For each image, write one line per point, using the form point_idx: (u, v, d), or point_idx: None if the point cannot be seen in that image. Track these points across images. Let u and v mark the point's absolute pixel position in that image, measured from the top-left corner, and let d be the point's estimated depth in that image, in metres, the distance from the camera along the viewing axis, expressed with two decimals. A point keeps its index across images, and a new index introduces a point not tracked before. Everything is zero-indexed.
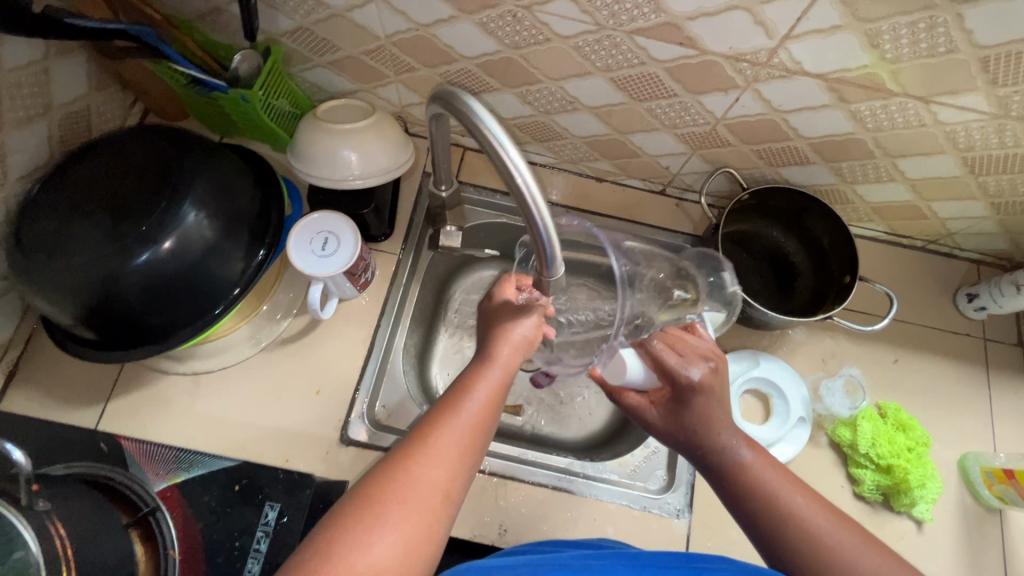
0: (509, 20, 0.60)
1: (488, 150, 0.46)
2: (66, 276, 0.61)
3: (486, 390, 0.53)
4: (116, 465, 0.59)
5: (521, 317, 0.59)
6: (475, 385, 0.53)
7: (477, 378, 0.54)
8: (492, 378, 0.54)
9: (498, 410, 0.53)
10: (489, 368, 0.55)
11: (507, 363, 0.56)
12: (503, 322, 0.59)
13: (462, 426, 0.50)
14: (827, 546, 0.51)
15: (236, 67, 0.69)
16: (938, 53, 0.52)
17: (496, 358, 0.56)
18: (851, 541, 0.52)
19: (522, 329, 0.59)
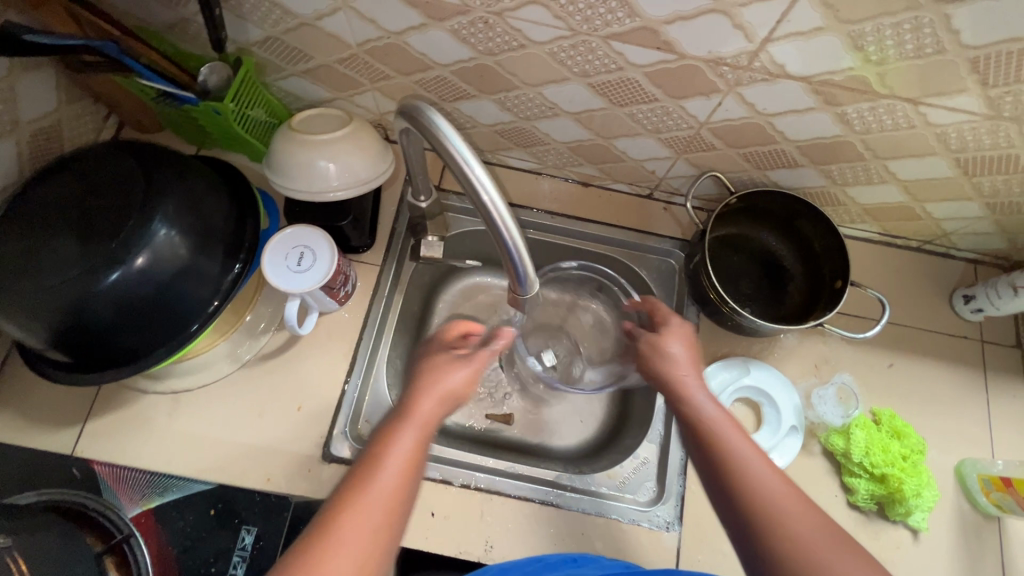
0: (481, 26, 0.58)
1: (455, 168, 0.45)
2: (33, 299, 0.59)
3: (400, 462, 0.51)
4: (90, 491, 0.66)
5: (452, 369, 0.58)
6: (387, 456, 0.51)
7: (391, 447, 0.51)
8: (409, 442, 0.52)
9: (417, 469, 0.51)
10: (409, 426, 0.53)
11: (428, 425, 0.54)
12: (435, 372, 0.58)
13: (376, 508, 0.48)
14: (776, 535, 0.49)
15: (203, 79, 0.68)
16: (925, 54, 0.50)
17: (415, 419, 0.54)
18: (804, 536, 0.49)
19: (453, 379, 0.58)
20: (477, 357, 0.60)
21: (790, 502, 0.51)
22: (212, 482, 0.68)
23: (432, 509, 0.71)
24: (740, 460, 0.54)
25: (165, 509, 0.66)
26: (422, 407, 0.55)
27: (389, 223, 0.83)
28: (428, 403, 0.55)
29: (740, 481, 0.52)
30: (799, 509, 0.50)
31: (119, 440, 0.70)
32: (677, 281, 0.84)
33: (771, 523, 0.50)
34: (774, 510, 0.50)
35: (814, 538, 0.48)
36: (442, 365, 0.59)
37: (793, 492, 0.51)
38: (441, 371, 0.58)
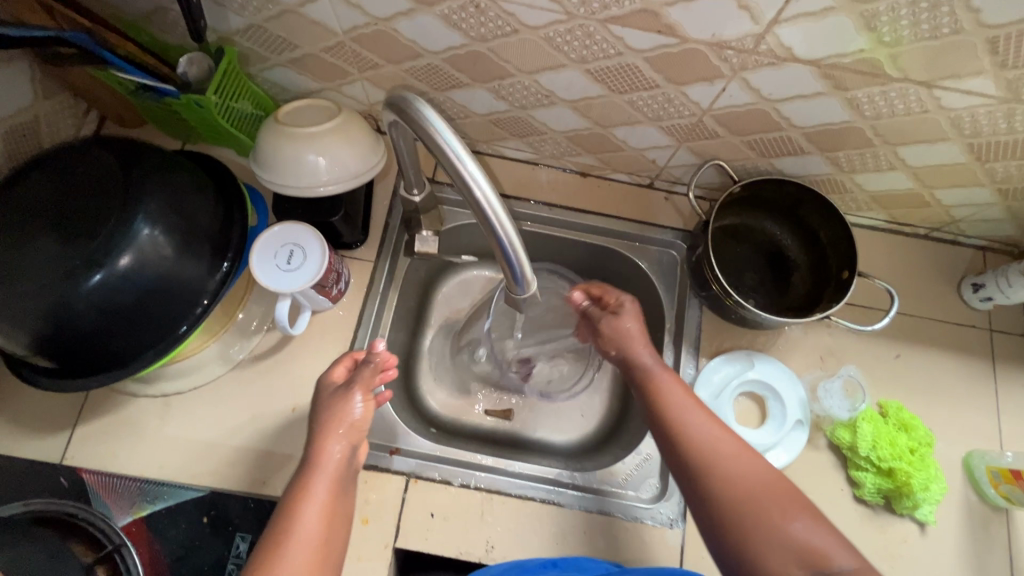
0: (472, 11, 0.55)
1: (446, 164, 0.43)
2: (13, 304, 0.57)
3: (318, 509, 0.54)
4: (80, 500, 0.65)
5: (343, 404, 0.59)
6: (304, 508, 0.54)
7: (304, 502, 0.54)
8: (320, 492, 0.55)
9: (334, 517, 0.55)
10: (315, 479, 0.56)
11: (336, 468, 0.57)
12: (327, 413, 0.59)
13: (303, 555, 0.52)
14: (729, 493, 0.56)
15: (184, 70, 0.65)
16: (941, 34, 0.48)
17: (325, 466, 0.57)
18: (750, 485, 0.56)
19: (350, 416, 0.59)
20: (363, 385, 0.61)
21: (733, 459, 0.57)
22: (205, 488, 0.67)
23: (431, 510, 0.70)
24: (688, 422, 0.60)
25: (157, 518, 0.65)
26: (329, 451, 0.57)
27: (382, 218, 0.81)
28: (333, 445, 0.58)
29: (690, 445, 0.59)
30: (743, 463, 0.57)
31: (109, 446, 0.68)
32: (679, 273, 0.81)
33: (721, 477, 0.57)
34: (723, 466, 0.57)
35: (756, 487, 0.55)
36: (336, 403, 0.59)
37: (740, 450, 0.58)
38: (338, 412, 0.59)
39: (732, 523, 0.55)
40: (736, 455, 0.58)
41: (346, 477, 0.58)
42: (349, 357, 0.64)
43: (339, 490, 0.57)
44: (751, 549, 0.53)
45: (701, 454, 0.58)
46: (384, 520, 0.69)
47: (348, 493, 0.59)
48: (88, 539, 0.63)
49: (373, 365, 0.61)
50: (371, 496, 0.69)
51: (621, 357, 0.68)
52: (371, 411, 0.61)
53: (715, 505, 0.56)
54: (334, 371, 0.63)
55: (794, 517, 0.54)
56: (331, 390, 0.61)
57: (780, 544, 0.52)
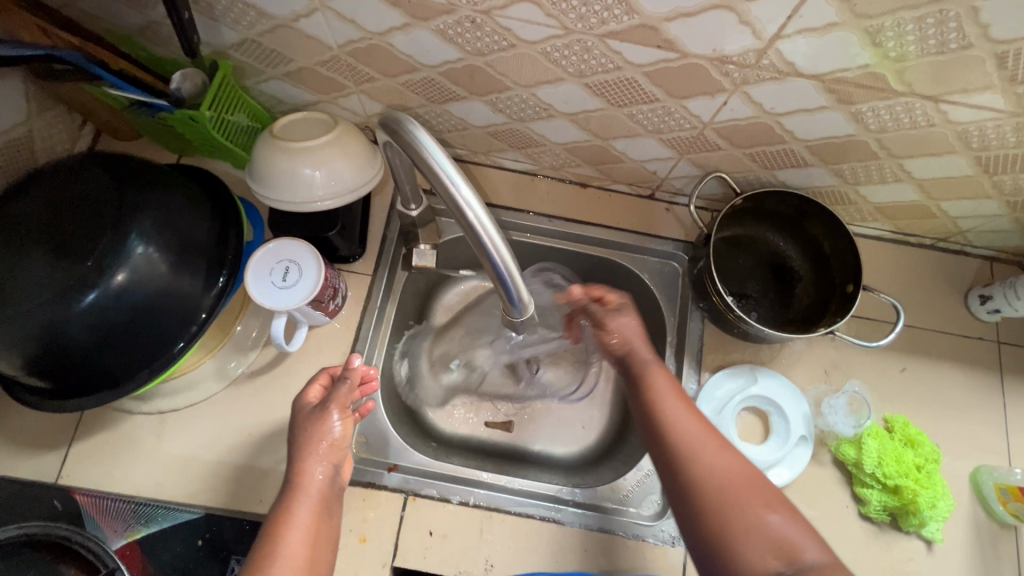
0: (468, 26, 0.54)
1: (439, 186, 0.42)
2: (6, 326, 0.56)
3: (301, 532, 0.54)
4: (72, 524, 0.64)
5: (320, 424, 0.59)
6: (290, 529, 0.54)
7: (289, 525, 0.54)
8: (304, 515, 0.55)
9: (319, 539, 0.55)
10: (298, 504, 0.56)
11: (320, 489, 0.57)
12: (304, 435, 0.59)
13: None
14: (709, 485, 0.54)
15: (177, 86, 0.64)
16: (949, 49, 0.46)
17: (308, 489, 0.57)
18: (731, 475, 0.55)
19: (329, 436, 0.59)
20: (340, 402, 0.60)
21: (712, 450, 0.57)
22: (201, 510, 0.66)
23: (430, 528, 0.69)
24: (670, 415, 0.60)
25: (152, 540, 0.64)
26: (311, 473, 0.57)
27: (379, 231, 0.80)
28: (315, 467, 0.58)
29: (671, 436, 0.59)
30: (721, 455, 0.56)
31: (104, 464, 0.67)
32: (680, 285, 0.80)
33: (698, 467, 0.56)
34: (702, 456, 0.56)
35: (734, 476, 0.55)
36: (312, 423, 0.59)
37: (722, 442, 0.57)
38: (317, 432, 0.59)
39: (710, 513, 0.53)
40: (716, 446, 0.57)
41: (331, 498, 0.58)
42: (325, 376, 0.63)
43: (322, 512, 0.57)
44: (727, 540, 0.52)
45: (681, 443, 0.58)
46: (383, 538, 0.68)
47: (334, 514, 0.59)
48: (84, 563, 0.63)
49: (348, 381, 0.61)
50: (369, 513, 0.69)
51: (620, 355, 0.68)
52: (350, 429, 0.61)
53: (692, 493, 0.55)
54: (310, 391, 0.62)
55: (770, 508, 0.53)
56: (306, 411, 0.61)
57: (755, 534, 0.51)
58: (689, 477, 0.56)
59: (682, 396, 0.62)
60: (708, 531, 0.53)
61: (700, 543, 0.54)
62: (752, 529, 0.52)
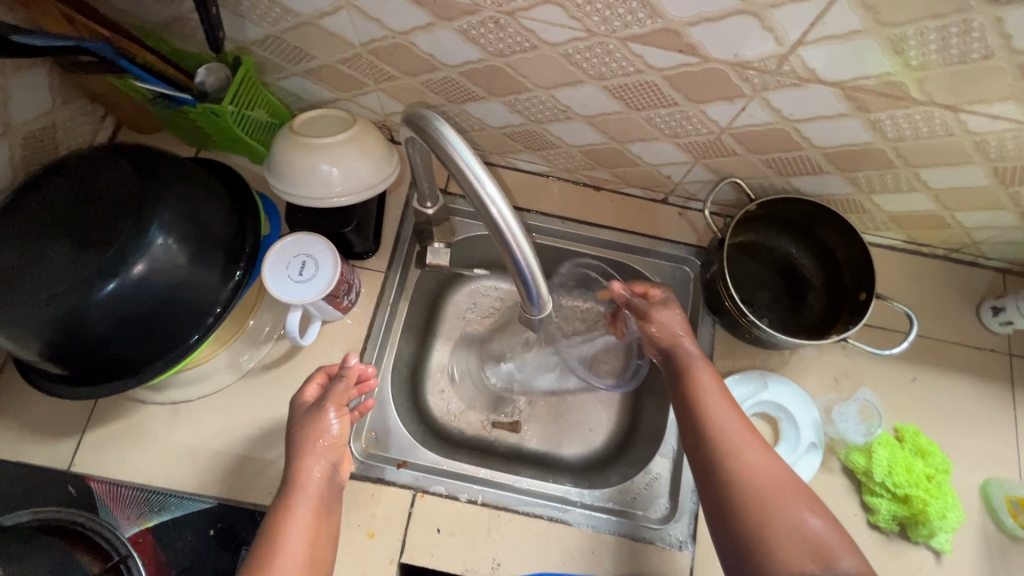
0: (491, 27, 0.54)
1: (463, 182, 0.42)
2: (27, 311, 0.57)
3: (301, 529, 0.55)
4: (87, 509, 0.64)
5: (315, 425, 0.59)
6: (290, 528, 0.55)
7: (288, 523, 0.55)
8: (303, 513, 0.56)
9: (321, 537, 0.56)
10: (299, 500, 0.57)
11: (318, 486, 0.58)
12: (301, 434, 0.59)
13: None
14: (748, 482, 0.55)
15: (202, 79, 0.66)
16: (970, 59, 0.47)
17: (307, 486, 0.57)
18: (774, 474, 0.56)
19: (327, 435, 0.59)
20: (336, 401, 0.60)
21: (758, 452, 0.57)
22: (213, 499, 0.66)
23: (437, 525, 0.69)
24: (716, 416, 0.60)
25: (164, 528, 0.64)
26: (309, 470, 0.58)
27: (394, 229, 0.81)
28: (313, 464, 0.58)
29: (714, 436, 0.59)
30: (765, 456, 0.57)
31: (117, 453, 0.68)
32: (691, 289, 0.80)
33: (741, 467, 0.56)
34: (746, 457, 0.57)
35: (780, 480, 0.55)
36: (309, 422, 0.59)
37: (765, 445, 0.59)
38: (315, 430, 0.59)
39: (746, 507, 0.54)
40: (760, 449, 0.58)
41: (330, 495, 0.59)
42: (322, 375, 0.63)
43: (323, 510, 0.58)
44: (765, 540, 0.52)
45: (724, 443, 0.58)
46: (390, 535, 0.68)
47: (334, 511, 0.59)
48: (95, 549, 0.63)
49: (346, 379, 0.61)
50: (377, 509, 0.69)
51: (665, 348, 0.67)
52: (348, 426, 0.61)
53: (732, 490, 0.56)
54: (306, 390, 0.62)
55: (812, 512, 0.54)
56: (304, 410, 0.61)
57: (795, 535, 0.52)
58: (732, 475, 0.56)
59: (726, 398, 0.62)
60: (749, 530, 0.53)
61: (739, 543, 0.54)
62: (796, 530, 0.52)
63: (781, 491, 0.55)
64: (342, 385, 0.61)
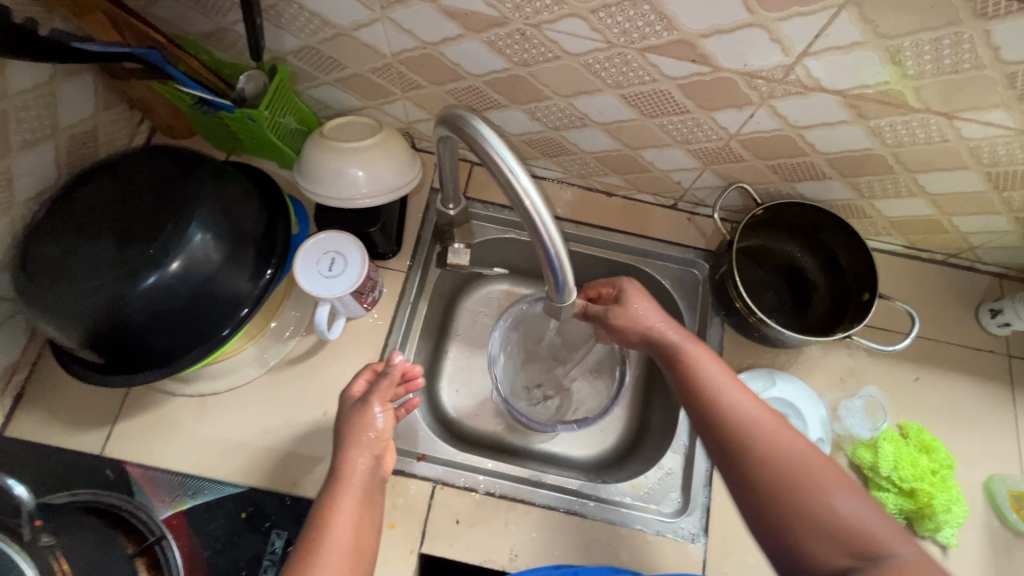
0: (517, 38, 0.59)
1: (499, 176, 0.45)
2: (72, 300, 0.60)
3: (345, 521, 0.56)
4: (123, 492, 0.66)
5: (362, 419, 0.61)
6: (333, 519, 0.56)
7: (334, 514, 0.56)
8: (347, 503, 0.57)
9: (365, 526, 0.57)
10: (345, 489, 0.58)
11: (362, 478, 0.59)
12: (348, 428, 0.62)
13: (335, 565, 0.54)
14: (775, 468, 0.52)
15: (242, 87, 0.69)
16: (962, 69, 0.51)
17: (352, 478, 0.59)
18: (800, 459, 0.52)
19: (372, 427, 0.61)
20: (380, 396, 0.63)
21: (778, 436, 0.54)
22: (244, 484, 0.68)
23: (456, 517, 0.71)
24: (728, 405, 0.57)
25: (197, 512, 0.66)
26: (353, 463, 0.60)
27: (414, 231, 0.84)
28: (356, 457, 0.60)
29: (727, 425, 0.56)
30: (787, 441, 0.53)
31: (147, 442, 0.70)
32: (700, 291, 0.84)
33: (762, 458, 0.53)
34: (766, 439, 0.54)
35: (803, 463, 0.52)
36: (356, 416, 0.62)
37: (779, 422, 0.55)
38: (361, 424, 0.61)
39: (773, 499, 0.51)
40: (779, 429, 0.54)
41: (374, 487, 0.60)
42: (369, 370, 0.66)
43: (369, 502, 0.59)
44: (797, 534, 0.49)
45: (738, 429, 0.55)
46: (411, 525, 0.70)
47: (377, 503, 0.61)
48: (129, 530, 0.64)
49: (391, 377, 0.64)
50: (399, 500, 0.71)
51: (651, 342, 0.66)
52: (392, 421, 0.63)
53: (752, 480, 0.53)
54: (355, 385, 0.65)
55: (844, 497, 0.50)
56: (351, 404, 0.64)
57: (830, 525, 0.49)
58: (752, 465, 0.53)
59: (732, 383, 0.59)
60: (777, 521, 0.50)
61: (770, 538, 0.51)
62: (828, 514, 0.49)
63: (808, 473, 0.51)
64: (388, 384, 0.63)
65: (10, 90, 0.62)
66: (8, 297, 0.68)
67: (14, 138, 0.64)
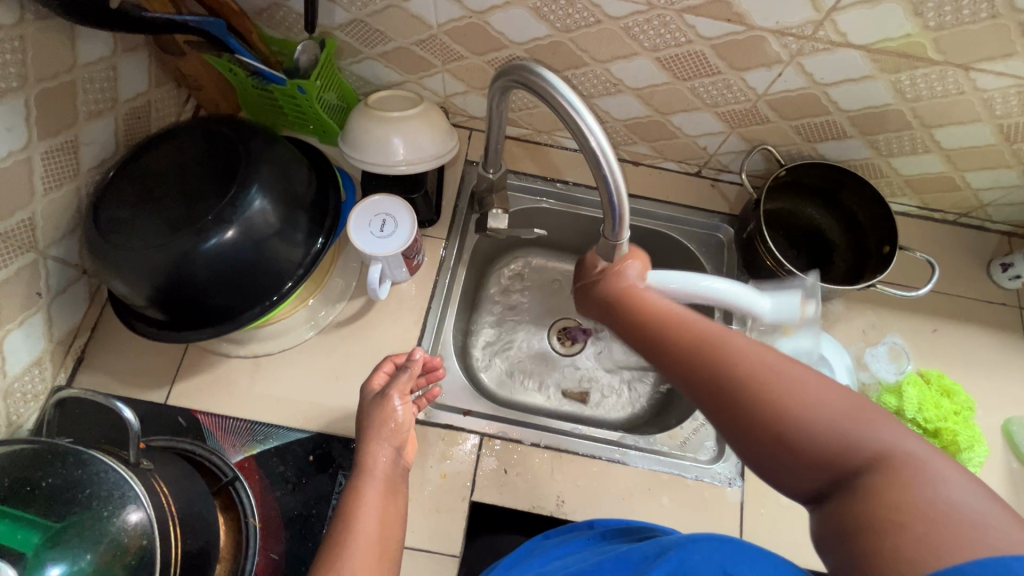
0: (562, 3, 0.63)
1: (564, 118, 0.49)
2: (142, 257, 0.63)
3: (372, 509, 0.57)
4: (196, 437, 0.70)
5: (381, 412, 0.62)
6: (358, 508, 0.56)
7: (359, 502, 0.57)
8: (374, 494, 0.58)
9: (390, 517, 0.58)
10: (367, 483, 0.58)
11: (384, 470, 0.60)
12: (367, 425, 0.62)
13: (366, 552, 0.53)
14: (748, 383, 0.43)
15: (298, 57, 0.73)
16: (979, 19, 0.55)
17: (374, 471, 0.60)
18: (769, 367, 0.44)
19: (390, 420, 0.62)
20: (399, 389, 0.64)
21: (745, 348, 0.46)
22: (307, 432, 0.71)
23: (505, 467, 0.74)
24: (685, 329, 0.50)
25: (266, 456, 0.69)
26: (376, 456, 0.60)
27: (452, 201, 0.87)
28: (379, 450, 0.61)
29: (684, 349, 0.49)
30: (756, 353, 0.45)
31: (207, 400, 0.73)
32: (726, 253, 0.87)
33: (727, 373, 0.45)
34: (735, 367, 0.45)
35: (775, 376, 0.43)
36: (375, 410, 0.62)
37: (749, 339, 0.47)
38: (382, 416, 0.62)
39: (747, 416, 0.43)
40: (750, 348, 0.46)
41: (396, 479, 0.61)
42: (388, 364, 0.67)
43: (392, 494, 0.60)
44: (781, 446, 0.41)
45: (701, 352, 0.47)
46: (461, 475, 0.73)
47: (400, 493, 0.61)
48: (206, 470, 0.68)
49: (409, 371, 0.65)
50: (449, 450, 0.74)
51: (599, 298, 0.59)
52: (411, 414, 0.64)
53: (722, 415, 0.45)
54: (374, 379, 0.66)
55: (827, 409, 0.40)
56: (370, 398, 0.64)
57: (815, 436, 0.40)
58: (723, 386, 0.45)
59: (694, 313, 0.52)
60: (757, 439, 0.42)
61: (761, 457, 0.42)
62: (809, 435, 0.40)
63: (785, 390, 0.42)
64: (404, 377, 0.64)
65: (79, 62, 0.65)
66: (73, 261, 0.71)
67: (82, 107, 0.67)
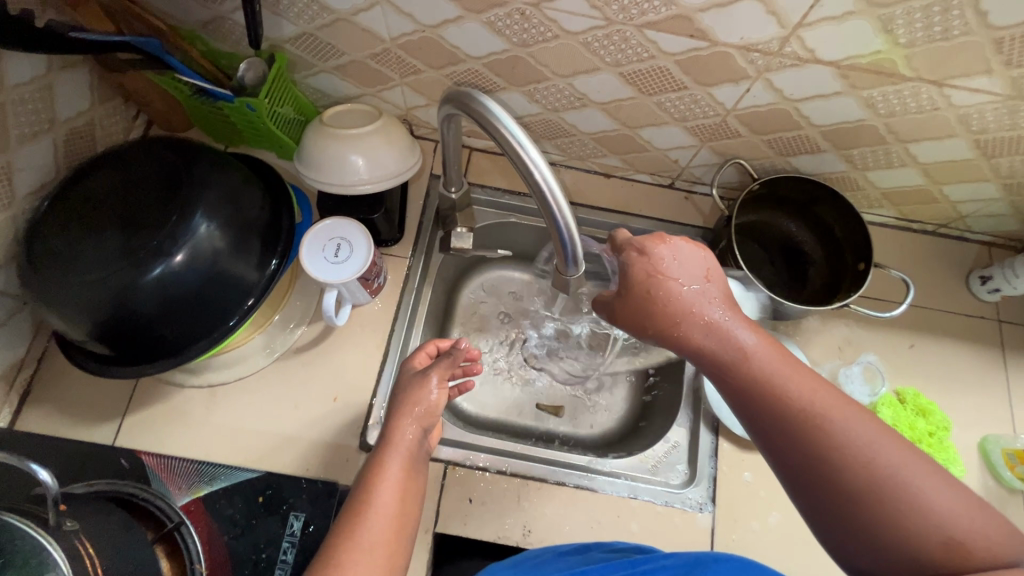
0: (517, 18, 0.59)
1: (507, 150, 0.47)
2: (80, 292, 0.60)
3: (391, 487, 0.56)
4: (139, 481, 0.66)
5: (422, 388, 0.62)
6: (380, 481, 0.56)
7: (380, 476, 0.56)
8: (393, 468, 0.57)
9: (407, 496, 0.57)
10: (391, 459, 0.57)
11: (409, 447, 0.59)
12: (408, 395, 0.62)
13: (379, 528, 0.53)
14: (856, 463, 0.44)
15: (242, 75, 0.68)
16: (952, 36, 0.53)
17: (398, 445, 0.59)
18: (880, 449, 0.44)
19: (425, 399, 0.62)
20: (439, 370, 0.63)
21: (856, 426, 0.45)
22: (259, 470, 0.69)
23: (470, 496, 0.72)
24: (789, 392, 0.48)
25: (214, 497, 0.66)
26: (401, 431, 0.60)
27: (416, 218, 0.84)
28: (406, 426, 0.60)
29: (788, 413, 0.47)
30: (867, 434, 0.45)
31: (158, 433, 0.70)
32: None
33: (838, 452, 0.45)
34: (827, 430, 0.45)
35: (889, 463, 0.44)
36: (413, 387, 0.62)
37: (855, 416, 0.46)
38: (415, 395, 0.62)
39: (857, 498, 0.43)
40: (856, 424, 0.46)
41: (418, 459, 0.60)
42: (432, 347, 0.66)
43: (414, 474, 0.58)
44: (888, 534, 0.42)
45: (805, 423, 0.46)
46: (424, 506, 0.70)
47: (420, 474, 0.60)
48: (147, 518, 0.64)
49: (452, 357, 0.64)
50: None
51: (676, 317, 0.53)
52: (445, 399, 0.64)
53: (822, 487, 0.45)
54: (417, 359, 0.66)
55: (946, 505, 0.42)
56: (409, 374, 0.65)
57: (924, 532, 0.41)
58: (833, 462, 0.45)
59: (786, 357, 0.50)
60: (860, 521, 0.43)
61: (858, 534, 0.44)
62: (916, 529, 0.41)
63: (894, 476, 0.43)
64: (448, 360, 0.63)
65: (8, 83, 0.62)
66: (12, 293, 0.67)
67: (14, 131, 0.63)
